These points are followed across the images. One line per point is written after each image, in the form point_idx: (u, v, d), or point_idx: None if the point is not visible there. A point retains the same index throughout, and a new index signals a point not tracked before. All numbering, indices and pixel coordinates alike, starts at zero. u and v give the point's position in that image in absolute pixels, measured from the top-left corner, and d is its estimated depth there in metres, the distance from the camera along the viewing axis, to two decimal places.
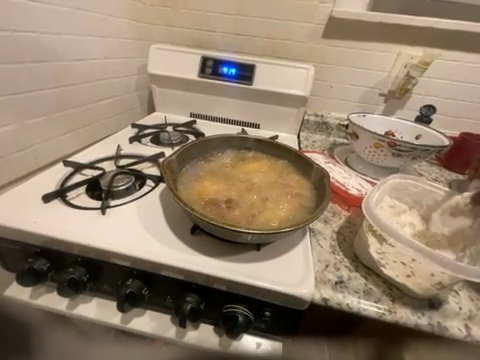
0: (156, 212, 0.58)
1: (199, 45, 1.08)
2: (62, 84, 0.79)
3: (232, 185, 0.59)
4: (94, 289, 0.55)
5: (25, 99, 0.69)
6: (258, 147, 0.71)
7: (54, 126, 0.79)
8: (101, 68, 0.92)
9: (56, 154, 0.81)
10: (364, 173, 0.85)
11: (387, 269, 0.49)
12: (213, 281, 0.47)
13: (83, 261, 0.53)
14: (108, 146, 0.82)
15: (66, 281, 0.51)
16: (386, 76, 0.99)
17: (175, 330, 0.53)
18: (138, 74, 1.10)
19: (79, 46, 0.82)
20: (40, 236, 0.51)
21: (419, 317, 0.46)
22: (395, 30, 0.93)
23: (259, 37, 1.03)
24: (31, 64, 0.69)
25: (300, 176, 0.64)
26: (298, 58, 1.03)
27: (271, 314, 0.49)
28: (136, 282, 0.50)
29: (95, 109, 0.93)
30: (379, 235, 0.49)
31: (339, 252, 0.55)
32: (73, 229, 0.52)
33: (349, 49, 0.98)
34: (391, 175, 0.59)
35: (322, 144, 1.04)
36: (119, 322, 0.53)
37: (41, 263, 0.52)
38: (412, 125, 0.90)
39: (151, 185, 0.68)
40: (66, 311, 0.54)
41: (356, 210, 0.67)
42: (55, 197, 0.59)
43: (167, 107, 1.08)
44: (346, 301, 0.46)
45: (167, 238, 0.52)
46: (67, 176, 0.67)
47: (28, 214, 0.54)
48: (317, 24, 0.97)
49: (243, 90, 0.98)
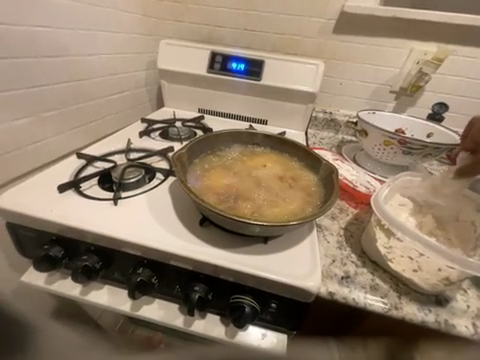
0: (165, 204, 0.60)
1: (208, 41, 1.08)
2: (75, 79, 0.81)
3: (241, 178, 0.60)
4: (105, 277, 0.57)
5: (40, 93, 0.72)
6: (266, 143, 0.71)
7: (67, 119, 0.81)
8: (112, 63, 0.94)
9: (69, 147, 0.84)
10: (372, 171, 0.84)
11: (394, 264, 0.49)
12: (221, 271, 0.48)
13: (95, 249, 0.55)
14: (118, 139, 0.84)
15: (80, 268, 0.53)
16: (397, 72, 0.98)
17: (183, 319, 0.54)
18: (147, 69, 1.11)
19: (91, 40, 0.84)
20: (55, 224, 0.54)
21: (426, 314, 0.45)
22: (407, 25, 0.91)
23: (268, 33, 1.02)
24: (46, 58, 0.71)
25: (308, 171, 0.64)
26: (308, 53, 1.02)
27: (276, 306, 0.50)
28: (146, 271, 0.52)
29: (106, 104, 0.95)
30: (387, 230, 0.50)
31: (346, 247, 0.56)
32: (86, 218, 0.54)
33: (360, 44, 0.97)
34: (399, 174, 0.60)
35: (330, 142, 1.03)
36: (129, 309, 0.55)
37: (57, 250, 0.55)
38: (423, 123, 0.88)
39: (161, 178, 0.69)
40: (79, 297, 0.56)
41: (363, 207, 0.67)
42: (69, 188, 0.61)
43: (176, 103, 1.09)
44: (352, 295, 0.47)
45: (176, 229, 0.53)
46: (80, 168, 0.69)
47: (44, 203, 0.57)
48: (327, 19, 0.96)
49: (251, 86, 0.98)
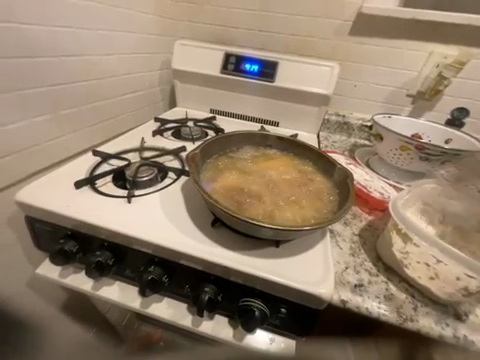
0: (177, 203, 0.60)
1: (222, 42, 1.08)
2: (92, 78, 0.83)
3: (254, 180, 0.60)
4: (116, 274, 0.58)
5: (59, 91, 0.74)
6: (279, 145, 0.70)
7: (84, 117, 0.83)
8: (128, 62, 0.96)
9: (84, 144, 0.86)
10: (386, 176, 0.82)
11: (410, 270, 0.47)
12: (231, 273, 0.48)
13: (108, 245, 0.56)
14: (132, 138, 0.85)
15: (93, 263, 0.54)
16: (415, 76, 0.95)
17: (191, 319, 0.55)
18: (161, 69, 1.13)
19: (109, 41, 0.86)
20: (71, 219, 0.55)
21: (443, 328, 0.44)
22: (427, 27, 0.88)
23: (283, 34, 1.01)
24: (67, 58, 0.74)
25: (322, 176, 0.63)
26: (322, 55, 1.01)
27: (286, 311, 0.49)
28: (157, 269, 0.52)
29: (121, 103, 0.97)
30: (404, 234, 0.48)
31: (359, 254, 0.54)
32: (101, 214, 0.55)
33: (376, 47, 0.95)
34: (423, 181, 0.61)
35: (342, 145, 1.01)
36: (139, 306, 0.56)
37: (71, 245, 0.56)
38: (441, 128, 0.85)
39: (173, 178, 0.70)
40: (91, 292, 0.57)
41: (377, 214, 0.65)
42: (85, 184, 0.62)
43: (188, 103, 1.10)
44: (365, 305, 0.46)
45: (188, 229, 0.54)
46: (95, 165, 0.71)
47: (61, 198, 0.58)
48: (343, 21, 0.94)
49: (263, 88, 0.98)
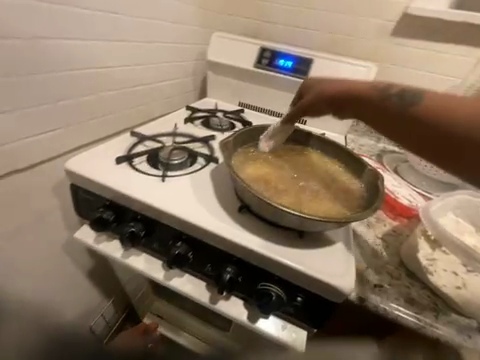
0: (205, 187, 0.63)
1: (258, 36, 1.09)
2: (134, 63, 0.89)
3: (283, 171, 0.62)
4: (144, 246, 0.63)
5: (105, 73, 0.80)
6: (309, 141, 0.71)
7: (124, 100, 0.89)
8: (167, 51, 1.00)
9: (122, 125, 0.92)
10: (414, 184, 0.79)
11: (434, 277, 0.47)
12: (253, 257, 0.50)
13: (141, 218, 0.60)
14: (166, 123, 0.90)
15: (127, 232, 0.59)
16: (459, 83, 0.90)
17: (209, 296, 0.58)
18: (196, 60, 1.16)
19: (153, 28, 0.91)
20: (111, 191, 0.60)
21: (464, 339, 0.43)
22: (479, 31, 0.83)
23: (321, 31, 1.00)
24: (113, 42, 0.80)
25: (350, 175, 0.63)
26: (360, 55, 0.98)
27: (302, 300, 0.50)
28: (183, 246, 0.56)
29: (157, 89, 1.02)
30: (433, 241, 0.49)
31: (381, 257, 0.54)
32: (137, 189, 0.60)
33: (419, 49, 0.91)
34: (458, 191, 0.58)
35: (370, 149, 0.99)
36: (162, 278, 0.60)
37: (109, 214, 0.62)
38: None
39: (202, 163, 0.73)
40: (121, 259, 0.63)
41: (402, 221, 0.64)
42: (125, 160, 0.68)
43: (219, 94, 1.12)
44: (383, 305, 0.46)
45: (215, 211, 0.57)
46: (133, 144, 0.76)
47: (103, 171, 0.64)
48: (387, 21, 0.91)
49: (295, 84, 0.98)
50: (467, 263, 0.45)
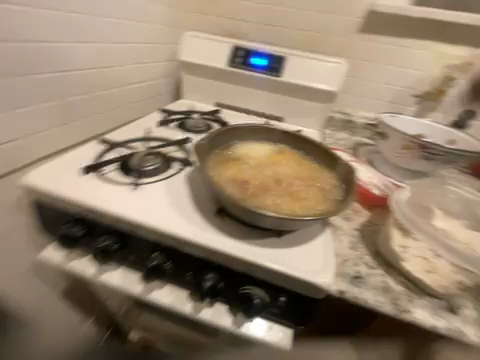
0: (181, 192, 0.61)
1: (230, 35, 1.08)
2: (100, 65, 0.83)
3: (259, 171, 0.61)
4: (119, 259, 0.59)
5: (69, 78, 0.75)
6: (283, 139, 0.71)
7: (91, 105, 0.84)
8: (136, 52, 0.96)
9: (90, 132, 0.86)
10: (388, 175, 0.82)
11: (407, 264, 0.49)
12: (234, 261, 0.49)
13: (114, 231, 0.57)
14: (138, 128, 0.86)
15: (99, 247, 0.56)
16: (422, 75, 0.95)
17: (192, 305, 0.56)
18: (168, 61, 1.12)
19: (118, 29, 0.86)
20: (80, 205, 0.56)
21: (437, 320, 0.45)
22: (436, 27, 0.89)
23: (291, 29, 1.01)
24: (77, 44, 0.75)
25: (325, 171, 0.64)
26: (330, 52, 1.00)
27: (285, 300, 0.50)
28: (161, 255, 0.54)
29: (127, 93, 0.97)
30: (403, 229, 0.50)
31: (359, 248, 0.55)
32: (107, 200, 0.57)
33: (385, 45, 0.94)
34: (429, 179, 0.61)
35: (346, 144, 1.02)
36: (142, 291, 0.58)
37: (78, 229, 0.57)
38: (444, 129, 0.86)
39: (177, 168, 0.70)
40: (94, 278, 0.59)
41: (377, 211, 0.66)
42: (91, 171, 0.63)
43: (193, 95, 1.09)
44: (363, 296, 0.47)
45: (192, 217, 0.55)
46: (102, 152, 0.72)
47: (68, 184, 0.59)
48: (353, 18, 0.94)
49: (270, 82, 0.98)
50: None
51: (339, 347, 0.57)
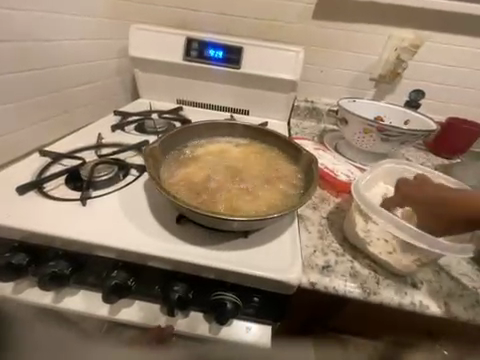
0: (139, 202, 0.57)
1: (184, 26, 1.01)
2: (34, 67, 0.72)
3: (219, 172, 0.58)
4: (76, 284, 0.53)
5: None
6: (245, 133, 0.68)
7: (27, 113, 0.73)
8: (77, 50, 0.86)
9: (31, 144, 0.76)
10: (353, 159, 0.84)
11: (372, 247, 0.50)
12: (201, 269, 0.47)
13: (65, 254, 0.50)
14: (88, 135, 0.78)
15: (48, 274, 0.48)
16: (377, 59, 0.97)
17: (164, 319, 0.52)
18: (119, 57, 1.03)
19: (51, 24, 0.75)
20: (17, 231, 0.49)
21: (402, 297, 0.47)
22: (385, 10, 0.91)
23: (247, 17, 0.97)
24: (0, 43, 0.63)
25: (289, 163, 0.63)
26: (288, 40, 0.99)
27: (259, 299, 0.49)
28: (121, 273, 0.49)
29: (73, 96, 0.87)
30: (364, 214, 0.51)
31: (327, 236, 0.56)
32: (51, 221, 0.50)
33: (339, 30, 0.95)
34: (384, 160, 0.61)
35: (313, 131, 1.02)
36: (107, 313, 0.52)
37: (20, 258, 0.49)
38: (400, 110, 0.89)
39: (136, 174, 0.64)
40: (51, 305, 0.52)
41: (344, 196, 0.67)
42: (30, 189, 0.56)
43: (151, 93, 1.02)
44: (333, 284, 0.47)
45: (152, 228, 0.51)
46: (44, 166, 0.63)
47: (2, 207, 0.51)
48: (307, 4, 0.93)
49: (230, 75, 0.94)
50: (393, 229, 0.47)
51: (318, 333, 0.58)
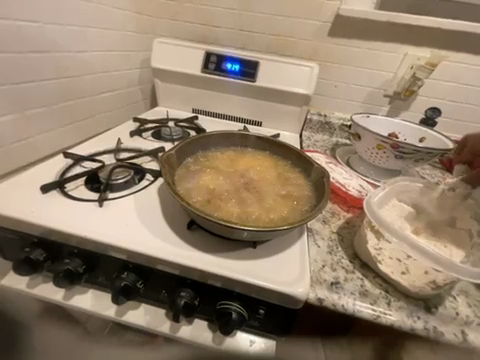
0: (153, 207, 0.58)
1: (203, 41, 1.06)
2: (62, 76, 0.79)
3: (230, 181, 0.60)
4: (88, 282, 0.55)
5: (25, 90, 0.69)
6: (257, 145, 0.71)
7: (55, 117, 0.79)
8: (103, 60, 0.92)
9: (56, 145, 0.81)
10: (365, 175, 0.83)
11: (383, 265, 0.49)
12: (208, 276, 0.47)
13: (79, 252, 0.52)
14: (108, 139, 0.82)
15: (62, 271, 0.50)
16: (391, 77, 0.98)
17: (169, 325, 0.52)
18: (141, 68, 1.10)
19: (81, 36, 0.82)
20: (37, 227, 0.51)
21: (414, 321, 0.45)
22: (401, 30, 0.92)
23: (264, 34, 1.01)
24: (33, 55, 0.69)
25: (301, 175, 0.63)
26: (303, 56, 1.02)
27: (265, 312, 0.48)
28: (131, 276, 0.50)
29: (97, 102, 0.93)
30: (377, 231, 0.50)
31: (336, 252, 0.55)
32: (69, 220, 0.52)
33: (354, 48, 0.97)
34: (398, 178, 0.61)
35: (324, 144, 1.02)
36: (114, 315, 0.52)
37: (38, 254, 0.52)
38: (415, 127, 0.88)
39: (150, 179, 0.67)
40: (62, 302, 0.53)
41: (355, 211, 0.66)
42: (53, 188, 0.59)
43: (169, 102, 1.07)
44: (341, 302, 0.46)
45: (164, 233, 0.52)
46: (67, 167, 0.67)
47: (25, 204, 0.54)
48: (323, 22, 0.96)
49: (246, 87, 0.98)
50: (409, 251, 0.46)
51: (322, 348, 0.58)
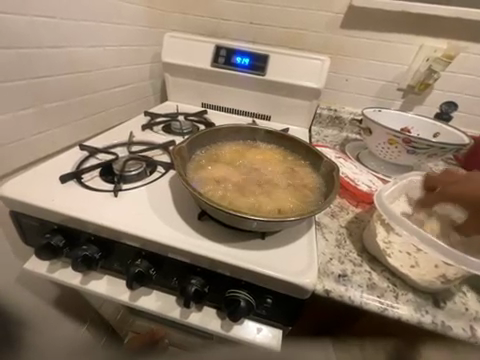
0: (164, 198, 0.60)
1: (213, 34, 1.06)
2: (78, 70, 0.81)
3: (240, 173, 0.61)
4: (104, 268, 0.58)
5: (42, 84, 0.72)
6: (266, 138, 0.71)
7: (71, 111, 0.82)
8: (116, 55, 0.94)
9: (72, 138, 0.85)
10: (375, 170, 0.83)
11: (392, 259, 0.49)
12: (218, 265, 0.49)
13: (95, 239, 0.55)
14: (121, 133, 0.85)
15: (80, 257, 0.53)
16: (406, 69, 0.95)
17: (180, 311, 0.54)
18: (151, 62, 1.11)
19: (94, 31, 0.84)
20: (56, 214, 0.54)
21: (422, 315, 0.45)
22: (418, 20, 0.89)
23: (275, 26, 1.00)
24: (50, 49, 0.72)
25: (310, 168, 0.64)
26: (314, 49, 1.00)
27: (272, 301, 0.50)
28: (144, 263, 0.52)
29: (110, 97, 0.96)
30: (386, 225, 0.50)
31: (345, 245, 0.55)
32: (86, 209, 0.55)
33: (368, 40, 0.94)
34: (410, 173, 0.60)
35: (334, 140, 1.01)
36: (127, 299, 0.55)
37: (58, 240, 0.55)
38: (430, 122, 0.86)
39: (161, 172, 0.69)
40: (80, 286, 0.56)
41: (364, 206, 0.66)
42: (71, 178, 0.62)
43: (179, 96, 1.08)
44: (348, 294, 0.47)
45: (175, 223, 0.54)
46: (83, 159, 0.70)
47: (45, 193, 0.58)
48: (335, 13, 0.93)
49: (255, 81, 0.97)
50: (417, 244, 0.45)
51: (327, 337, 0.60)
